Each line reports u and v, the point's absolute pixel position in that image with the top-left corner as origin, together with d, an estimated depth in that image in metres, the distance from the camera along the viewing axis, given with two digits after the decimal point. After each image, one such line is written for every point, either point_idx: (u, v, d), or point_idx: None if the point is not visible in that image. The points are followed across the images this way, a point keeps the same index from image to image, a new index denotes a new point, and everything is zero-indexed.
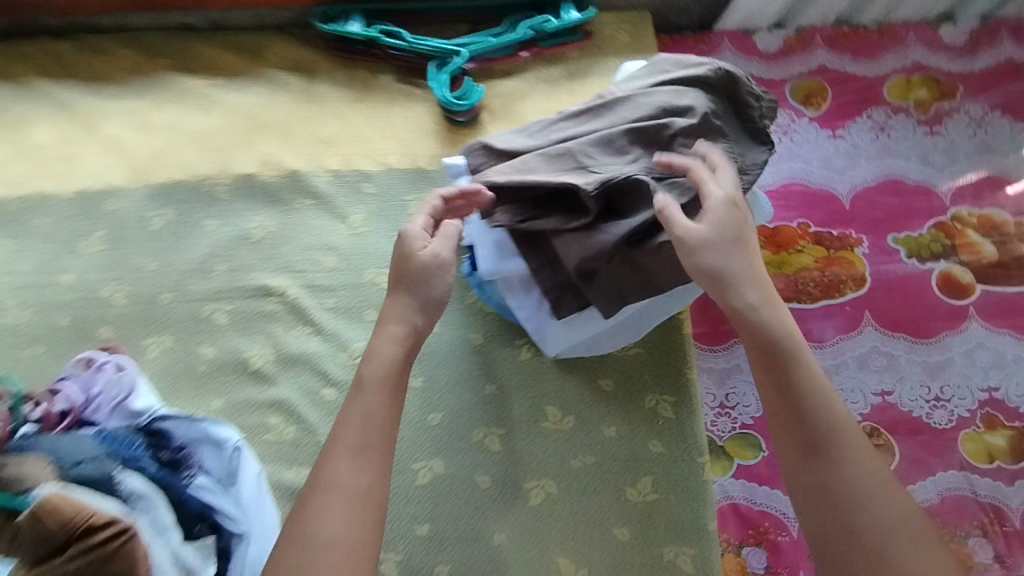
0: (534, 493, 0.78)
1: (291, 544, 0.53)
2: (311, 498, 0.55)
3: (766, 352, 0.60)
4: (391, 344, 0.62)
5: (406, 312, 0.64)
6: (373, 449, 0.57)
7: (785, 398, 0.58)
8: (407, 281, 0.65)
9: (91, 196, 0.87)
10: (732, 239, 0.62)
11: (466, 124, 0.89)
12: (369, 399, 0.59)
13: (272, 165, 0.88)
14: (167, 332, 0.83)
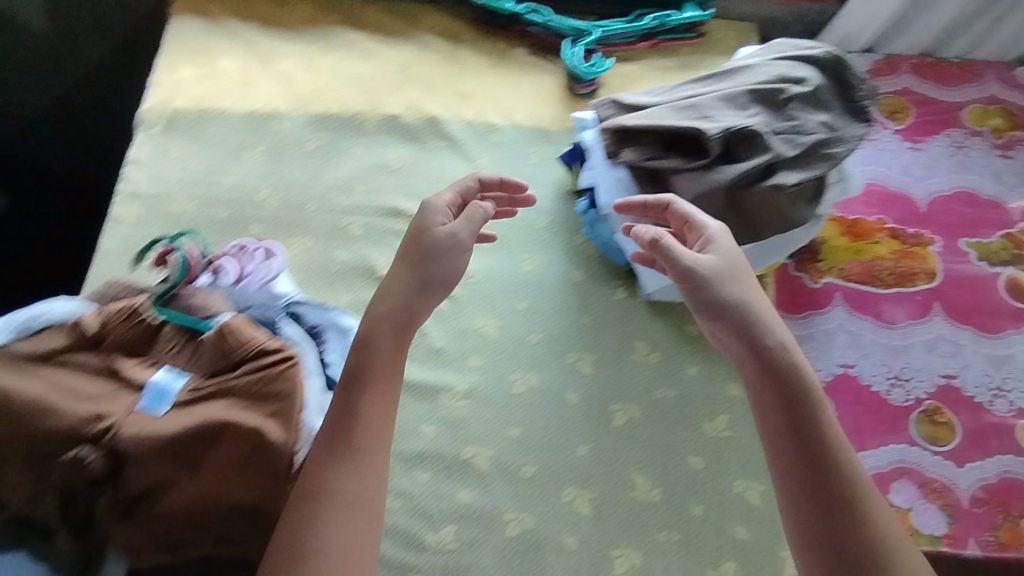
0: (618, 415, 0.86)
1: (287, 552, 0.57)
2: (306, 508, 0.59)
3: (778, 389, 0.63)
4: (385, 333, 0.67)
5: (404, 287, 0.69)
6: (366, 458, 0.62)
7: (793, 436, 0.62)
8: (414, 258, 0.71)
9: (259, 117, 1.02)
10: (728, 280, 0.68)
11: (586, 95, 1.02)
12: (365, 407, 0.64)
13: (416, 109, 1.02)
14: (308, 235, 0.95)
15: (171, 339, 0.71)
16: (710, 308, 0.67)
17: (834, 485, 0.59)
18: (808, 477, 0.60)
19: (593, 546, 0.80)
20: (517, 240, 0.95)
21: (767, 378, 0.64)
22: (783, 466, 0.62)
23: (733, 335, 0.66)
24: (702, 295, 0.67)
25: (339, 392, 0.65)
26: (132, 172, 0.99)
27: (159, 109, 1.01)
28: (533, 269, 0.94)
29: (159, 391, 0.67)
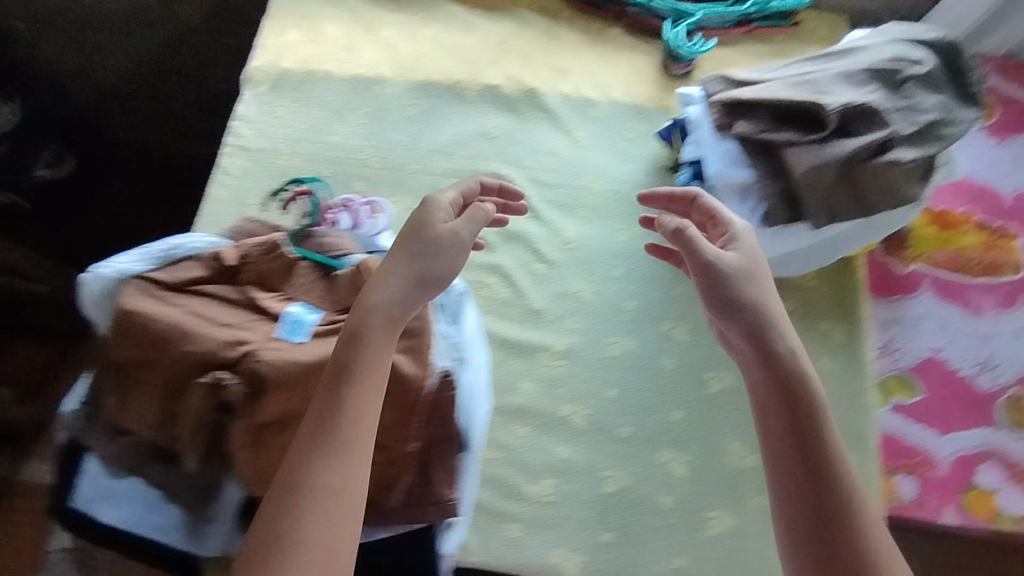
0: (712, 382, 0.87)
1: (265, 544, 0.51)
2: (284, 504, 0.53)
3: (785, 397, 0.59)
4: (379, 323, 0.60)
5: (400, 279, 0.62)
6: (354, 450, 0.55)
7: (796, 444, 0.58)
8: (411, 250, 0.64)
9: (363, 80, 1.04)
10: (755, 286, 0.64)
11: (681, 77, 1.05)
12: (348, 396, 0.56)
13: (515, 81, 1.04)
14: (409, 195, 0.97)
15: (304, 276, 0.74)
16: (722, 306, 0.63)
17: (837, 509, 0.55)
18: (803, 493, 0.56)
19: (687, 508, 0.81)
20: (613, 211, 0.97)
21: (776, 386, 0.60)
22: (783, 475, 0.58)
23: (744, 337, 0.62)
24: (718, 291, 0.63)
25: (326, 378, 0.58)
26: (239, 128, 1.01)
27: (267, 69, 1.04)
28: (628, 239, 0.95)
29: (295, 321, 0.70)
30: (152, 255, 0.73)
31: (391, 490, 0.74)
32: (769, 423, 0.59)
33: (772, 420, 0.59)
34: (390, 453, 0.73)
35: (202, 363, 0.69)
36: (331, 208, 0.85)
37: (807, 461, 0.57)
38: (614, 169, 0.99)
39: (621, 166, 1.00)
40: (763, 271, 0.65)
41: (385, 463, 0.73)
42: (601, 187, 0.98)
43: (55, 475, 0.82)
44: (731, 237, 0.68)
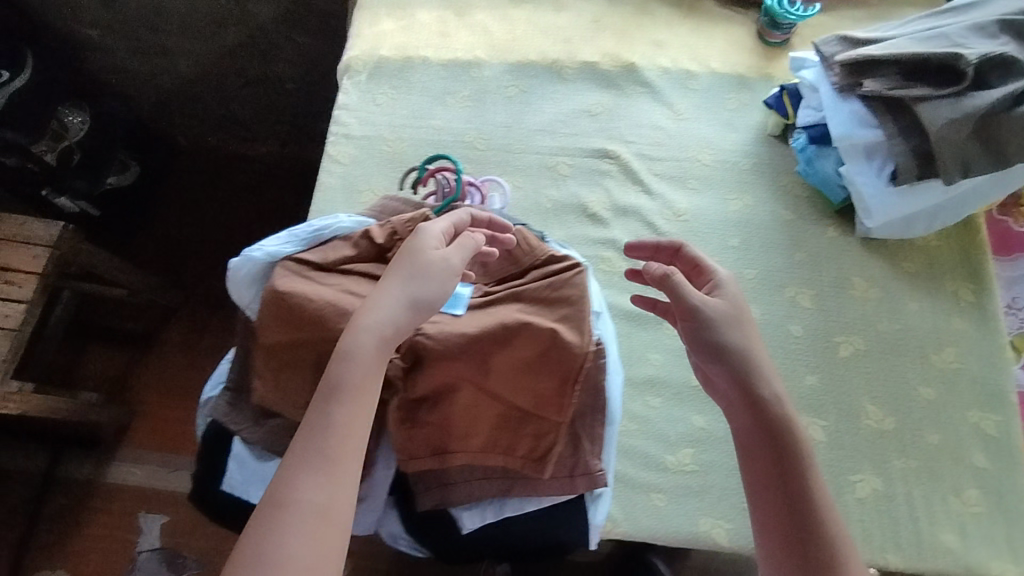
0: (844, 346, 0.86)
1: (245, 558, 0.49)
2: (265, 522, 0.51)
3: (771, 440, 0.61)
4: (367, 348, 0.58)
5: (389, 303, 0.60)
6: (339, 470, 0.53)
7: (783, 489, 0.60)
8: (402, 274, 0.61)
9: (461, 64, 1.05)
10: (737, 332, 0.65)
11: (779, 45, 1.04)
12: (334, 420, 0.55)
13: (612, 58, 1.04)
14: (518, 174, 0.97)
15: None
16: (710, 350, 0.66)
17: (816, 541, 0.57)
18: (788, 528, 0.58)
19: (830, 472, 0.80)
20: (724, 181, 0.96)
21: (759, 427, 0.62)
22: (769, 515, 0.60)
23: (730, 381, 0.64)
24: (702, 336, 0.65)
25: (318, 395, 0.56)
26: (342, 117, 1.02)
27: (365, 57, 1.05)
28: (742, 208, 0.94)
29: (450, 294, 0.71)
30: (300, 237, 0.75)
31: (543, 463, 0.74)
32: (754, 468, 0.61)
33: (756, 464, 0.62)
34: (544, 425, 0.73)
35: None
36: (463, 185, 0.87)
37: (791, 503, 0.59)
38: (721, 140, 0.99)
39: (727, 136, 0.99)
40: (745, 315, 0.67)
41: (537, 435, 0.74)
42: (710, 158, 0.98)
43: (197, 464, 0.83)
44: (713, 284, 0.70)
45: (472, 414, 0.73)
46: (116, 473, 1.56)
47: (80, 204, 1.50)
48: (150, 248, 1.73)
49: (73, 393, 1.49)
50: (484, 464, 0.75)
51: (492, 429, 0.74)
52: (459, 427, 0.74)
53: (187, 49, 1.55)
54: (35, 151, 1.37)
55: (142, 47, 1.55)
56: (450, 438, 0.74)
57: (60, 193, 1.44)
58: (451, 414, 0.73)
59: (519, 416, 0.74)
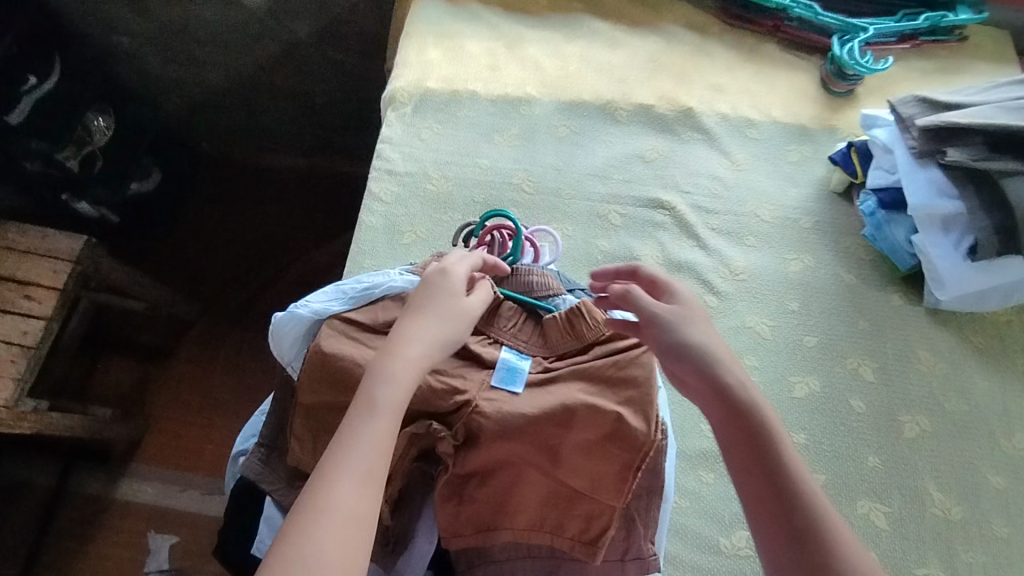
0: (909, 426, 0.81)
1: (278, 560, 0.47)
2: (298, 524, 0.49)
3: (741, 425, 0.58)
4: (406, 368, 0.58)
5: (430, 333, 0.62)
6: (374, 479, 0.52)
7: (761, 471, 0.56)
8: (436, 309, 0.63)
9: (511, 100, 1.00)
10: (694, 328, 0.64)
11: (844, 95, 0.99)
12: (367, 430, 0.54)
13: (669, 101, 0.99)
14: (568, 222, 0.92)
15: (505, 319, 0.71)
16: (675, 357, 0.63)
17: (804, 516, 0.54)
18: (783, 532, 0.54)
19: (893, 563, 0.75)
20: (784, 238, 0.91)
21: (738, 429, 0.58)
22: (757, 507, 0.56)
23: (695, 376, 0.62)
24: (662, 343, 0.63)
25: (357, 406, 0.56)
26: (386, 151, 0.98)
27: (410, 88, 1.01)
28: (802, 270, 0.89)
29: (509, 369, 0.67)
30: (349, 295, 0.71)
31: (595, 547, 0.68)
32: (733, 456, 0.58)
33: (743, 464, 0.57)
34: (596, 506, 0.67)
35: (419, 413, 0.66)
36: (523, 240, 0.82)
37: (773, 482, 0.55)
38: (782, 193, 0.94)
39: (789, 190, 0.94)
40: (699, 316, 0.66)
41: (588, 516, 0.68)
42: (770, 213, 0.93)
43: (225, 522, 0.79)
44: (668, 293, 0.68)
45: (519, 491, 0.68)
46: (127, 489, 1.51)
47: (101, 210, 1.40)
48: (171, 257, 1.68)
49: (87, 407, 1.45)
50: (530, 543, 0.70)
51: (540, 507, 0.69)
52: (505, 505, 0.69)
53: (219, 60, 1.51)
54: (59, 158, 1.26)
55: (172, 56, 1.50)
56: (495, 515, 0.69)
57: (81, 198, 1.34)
58: (498, 490, 0.68)
59: (569, 495, 0.68)
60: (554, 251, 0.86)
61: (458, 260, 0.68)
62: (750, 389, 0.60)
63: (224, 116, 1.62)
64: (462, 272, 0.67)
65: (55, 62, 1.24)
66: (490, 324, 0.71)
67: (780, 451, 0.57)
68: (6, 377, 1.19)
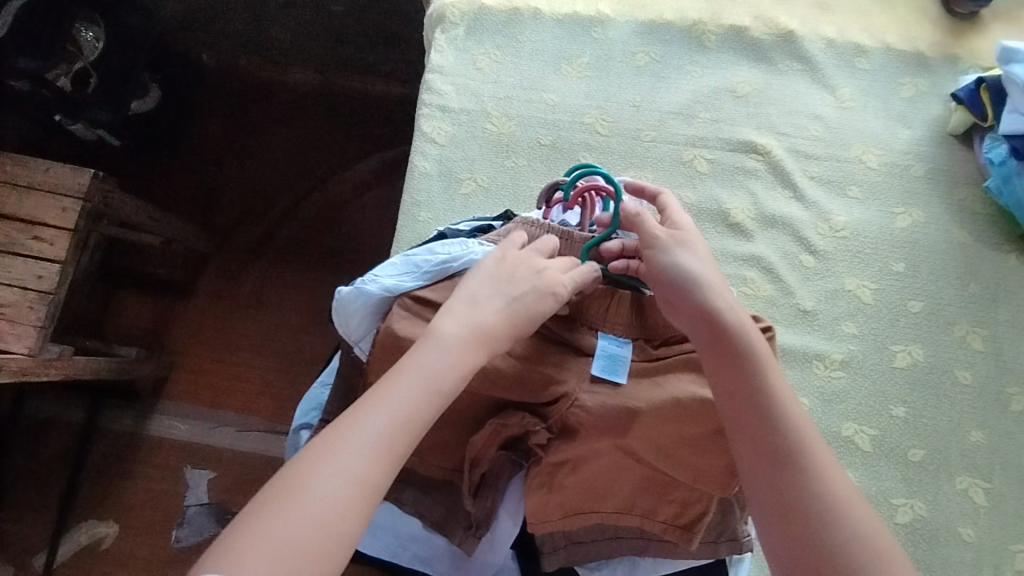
0: (1016, 399, 0.75)
1: (267, 503, 0.43)
2: (301, 471, 0.45)
3: (726, 348, 0.53)
4: (468, 350, 0.51)
5: (500, 316, 0.54)
6: (396, 454, 0.47)
7: (744, 392, 0.51)
8: (522, 294, 0.55)
9: (582, 21, 0.87)
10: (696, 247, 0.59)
11: (966, 18, 0.87)
12: (401, 398, 0.48)
13: (766, 22, 0.86)
14: (648, 169, 0.81)
15: (600, 298, 0.64)
16: (664, 290, 0.57)
17: (782, 434, 0.50)
18: (766, 463, 0.49)
19: (992, 543, 0.71)
20: (892, 189, 0.82)
21: (721, 362, 0.53)
22: (740, 432, 0.51)
23: (682, 296, 0.56)
24: (656, 262, 0.58)
25: (403, 365, 0.50)
26: (435, 82, 0.85)
27: (462, 5, 0.87)
28: (910, 225, 0.81)
29: (608, 357, 0.61)
30: (423, 270, 0.63)
31: (688, 531, 0.63)
32: (716, 379, 0.52)
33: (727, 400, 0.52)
34: (693, 492, 0.61)
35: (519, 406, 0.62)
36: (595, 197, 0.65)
37: (755, 403, 0.51)
38: (891, 137, 0.83)
39: (899, 133, 0.83)
40: (693, 238, 0.59)
41: (682, 502, 0.62)
42: (876, 159, 0.82)
43: None
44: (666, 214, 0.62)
45: (613, 478, 0.62)
46: (158, 425, 1.32)
47: (99, 133, 1.23)
48: (183, 174, 1.45)
49: (111, 347, 1.27)
50: (619, 524, 0.65)
51: (634, 492, 0.63)
52: (598, 492, 0.62)
53: None
54: (48, 77, 1.07)
55: None
56: (587, 501, 0.63)
57: (75, 120, 1.17)
58: (592, 479, 0.62)
59: (665, 481, 0.61)
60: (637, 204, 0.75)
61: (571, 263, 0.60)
62: (735, 308, 0.55)
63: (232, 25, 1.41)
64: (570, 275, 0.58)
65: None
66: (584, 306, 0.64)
67: (764, 377, 0.52)
68: (24, 325, 1.03)
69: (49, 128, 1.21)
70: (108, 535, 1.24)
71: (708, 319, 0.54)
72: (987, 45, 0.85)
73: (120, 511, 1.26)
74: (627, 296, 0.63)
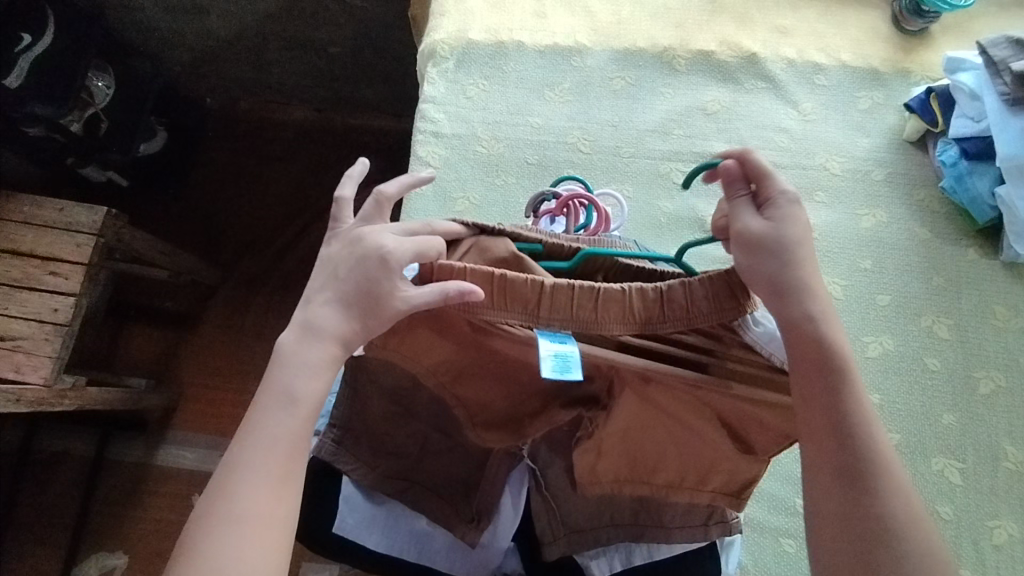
0: (983, 382, 0.80)
1: (189, 560, 0.47)
2: (202, 529, 0.48)
3: (813, 358, 0.51)
4: (314, 358, 0.53)
5: (335, 306, 0.53)
6: (288, 474, 0.51)
7: (825, 403, 0.50)
8: (351, 277, 0.54)
9: (561, 51, 0.94)
10: (788, 248, 0.52)
11: (913, 34, 0.95)
12: (277, 425, 0.51)
13: (731, 46, 0.94)
14: (629, 182, 0.88)
15: (530, 295, 0.50)
16: (767, 288, 0.52)
17: (856, 444, 0.50)
18: (840, 469, 0.50)
19: (970, 519, 0.75)
20: (855, 193, 0.88)
21: (813, 378, 0.51)
22: (816, 438, 0.51)
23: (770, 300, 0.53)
24: (750, 261, 0.52)
25: (263, 398, 0.52)
26: (428, 111, 0.91)
27: (452, 41, 0.94)
28: (874, 226, 0.87)
29: (559, 356, 0.49)
30: None
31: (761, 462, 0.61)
32: (800, 388, 0.51)
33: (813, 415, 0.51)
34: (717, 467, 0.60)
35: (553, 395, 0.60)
36: (577, 204, 0.69)
37: (837, 415, 0.50)
38: (853, 145, 0.90)
39: (860, 141, 0.90)
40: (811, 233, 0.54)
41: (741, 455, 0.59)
42: (840, 166, 0.89)
43: None
44: (776, 213, 0.54)
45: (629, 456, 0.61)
46: (166, 455, 1.31)
47: (109, 174, 1.29)
48: (189, 208, 1.48)
49: (120, 378, 1.25)
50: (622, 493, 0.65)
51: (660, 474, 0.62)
52: (644, 465, 0.62)
53: None
54: (63, 122, 1.10)
55: None
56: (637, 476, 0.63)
57: (86, 163, 1.21)
58: (637, 450, 0.61)
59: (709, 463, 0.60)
60: (620, 214, 0.80)
61: (413, 231, 0.55)
62: (828, 320, 0.52)
63: (217, 67, 1.45)
64: (406, 240, 0.53)
65: (47, 13, 1.03)
66: (506, 306, 0.50)
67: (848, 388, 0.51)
68: (39, 357, 0.99)
69: (60, 170, 1.26)
70: (117, 566, 1.23)
71: (806, 326, 0.52)
72: (936, 58, 0.93)
73: (127, 542, 1.25)
74: (563, 288, 0.49)
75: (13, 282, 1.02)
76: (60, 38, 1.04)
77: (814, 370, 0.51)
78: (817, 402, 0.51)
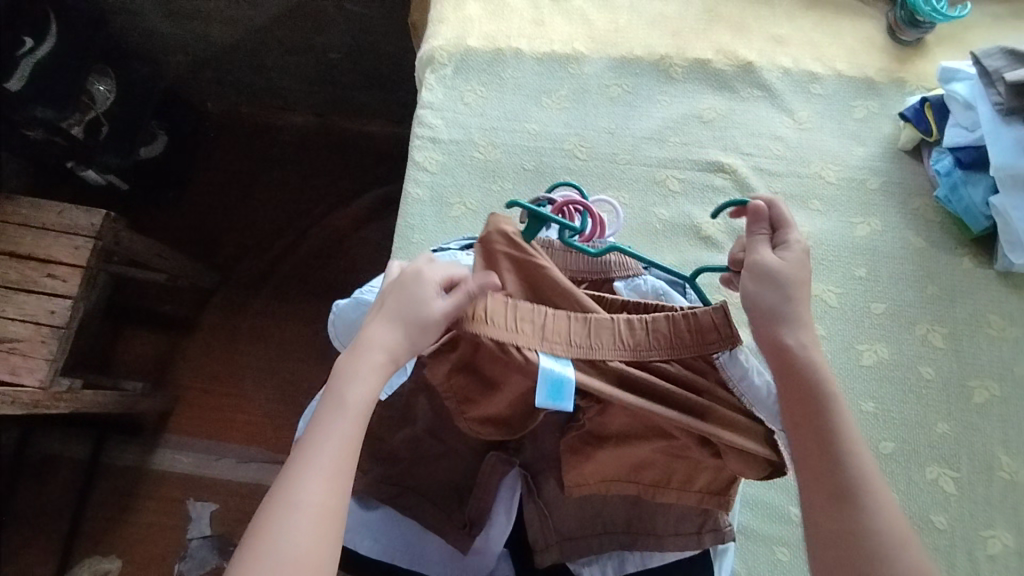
0: (979, 391, 0.80)
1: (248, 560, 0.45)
2: (262, 529, 0.47)
3: (798, 383, 0.53)
4: (370, 364, 0.53)
5: (386, 323, 0.55)
6: (345, 475, 0.50)
7: (813, 426, 0.52)
8: (394, 295, 0.56)
9: (558, 58, 0.95)
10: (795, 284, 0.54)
11: (908, 45, 0.95)
12: (334, 426, 0.51)
13: (727, 54, 0.95)
14: (624, 189, 0.88)
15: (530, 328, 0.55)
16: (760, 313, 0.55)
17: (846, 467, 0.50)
18: (829, 486, 0.50)
19: (963, 528, 0.75)
20: (850, 201, 0.88)
21: (802, 401, 0.53)
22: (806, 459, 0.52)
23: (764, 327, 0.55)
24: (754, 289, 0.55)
25: (323, 406, 0.53)
26: (427, 117, 0.92)
27: (450, 47, 0.95)
28: (869, 234, 0.87)
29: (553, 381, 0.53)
30: None
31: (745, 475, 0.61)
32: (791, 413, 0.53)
33: (797, 432, 0.53)
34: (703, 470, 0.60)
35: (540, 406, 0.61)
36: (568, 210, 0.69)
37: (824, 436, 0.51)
38: (848, 154, 0.90)
39: (854, 150, 0.91)
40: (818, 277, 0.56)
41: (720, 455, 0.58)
42: (835, 174, 0.89)
43: None
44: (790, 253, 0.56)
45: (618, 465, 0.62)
46: (160, 458, 1.30)
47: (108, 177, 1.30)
48: (188, 211, 1.48)
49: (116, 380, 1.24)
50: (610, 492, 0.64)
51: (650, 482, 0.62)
52: (631, 460, 0.61)
53: None
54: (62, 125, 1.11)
55: None
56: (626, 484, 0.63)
57: (86, 165, 1.22)
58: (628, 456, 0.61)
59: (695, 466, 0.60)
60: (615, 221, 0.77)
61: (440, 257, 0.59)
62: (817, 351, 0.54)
63: (217, 72, 1.45)
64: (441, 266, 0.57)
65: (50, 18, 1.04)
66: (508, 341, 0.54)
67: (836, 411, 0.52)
68: (35, 359, 0.98)
69: (60, 172, 1.26)
70: (109, 570, 1.22)
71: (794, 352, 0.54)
72: (930, 67, 0.93)
73: (121, 546, 1.24)
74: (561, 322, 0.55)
75: (10, 285, 1.03)
76: (60, 42, 1.04)
77: (801, 393, 0.53)
78: (806, 423, 0.52)
